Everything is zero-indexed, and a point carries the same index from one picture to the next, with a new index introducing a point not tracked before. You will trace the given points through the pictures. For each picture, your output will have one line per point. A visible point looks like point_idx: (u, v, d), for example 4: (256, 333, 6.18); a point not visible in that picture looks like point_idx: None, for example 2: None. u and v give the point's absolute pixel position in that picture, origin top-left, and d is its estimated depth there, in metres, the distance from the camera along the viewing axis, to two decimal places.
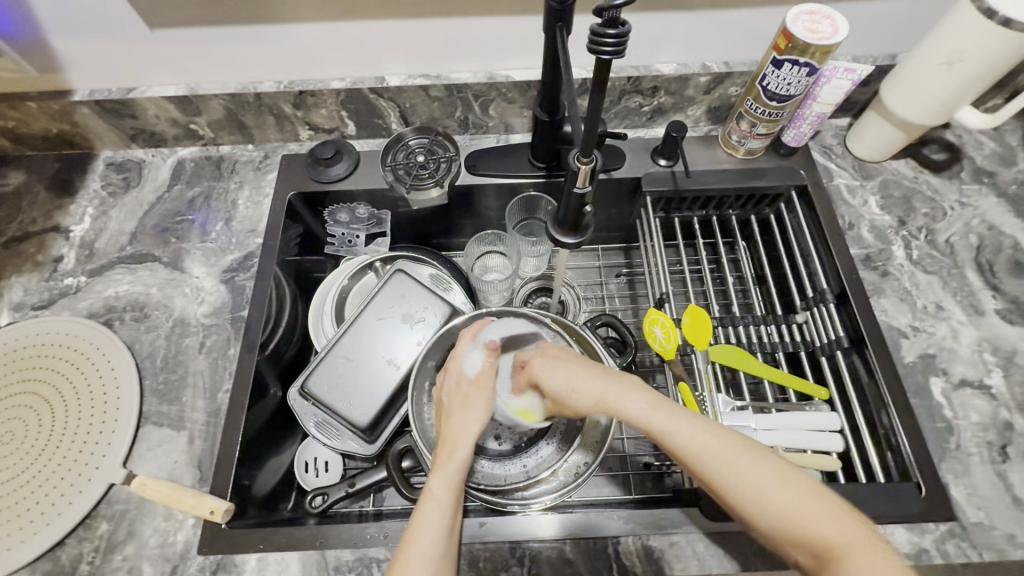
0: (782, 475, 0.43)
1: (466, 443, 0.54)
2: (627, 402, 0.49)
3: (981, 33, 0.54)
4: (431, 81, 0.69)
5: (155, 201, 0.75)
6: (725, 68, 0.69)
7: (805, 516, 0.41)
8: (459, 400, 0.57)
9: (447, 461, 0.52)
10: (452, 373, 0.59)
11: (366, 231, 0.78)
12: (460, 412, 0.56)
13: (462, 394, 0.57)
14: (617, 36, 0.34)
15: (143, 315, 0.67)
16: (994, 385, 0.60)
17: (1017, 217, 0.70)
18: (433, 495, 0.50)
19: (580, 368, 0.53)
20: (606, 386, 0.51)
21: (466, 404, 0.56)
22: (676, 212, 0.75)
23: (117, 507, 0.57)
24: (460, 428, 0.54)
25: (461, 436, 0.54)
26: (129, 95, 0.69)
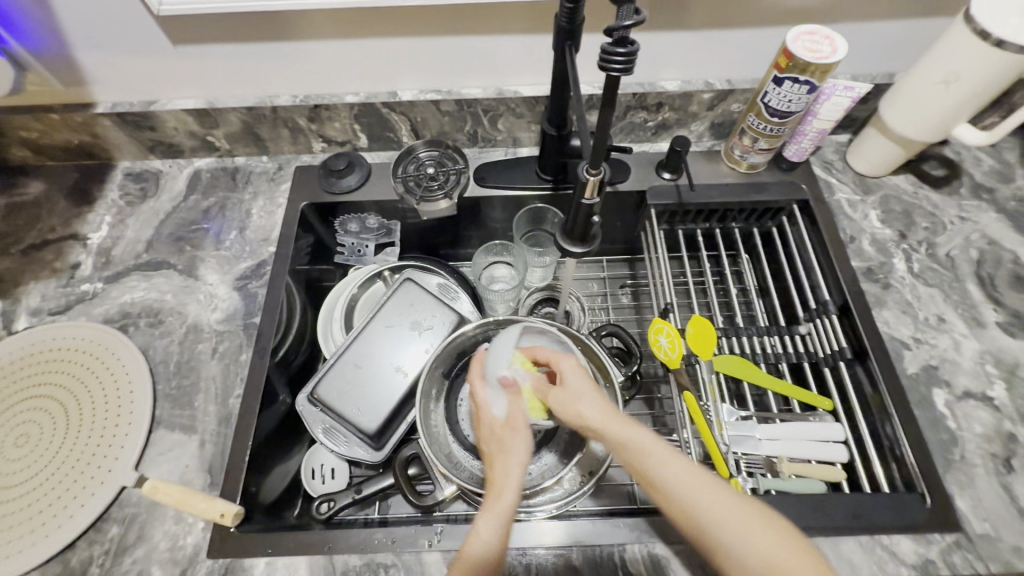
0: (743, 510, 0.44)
1: (512, 486, 0.51)
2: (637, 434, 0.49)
3: (975, 54, 0.55)
4: (442, 97, 0.72)
5: (171, 210, 0.77)
6: (727, 85, 0.71)
7: (781, 553, 0.41)
8: (497, 446, 0.56)
9: (493, 504, 0.50)
10: (484, 420, 0.58)
11: (375, 241, 0.79)
12: (499, 459, 0.55)
13: (497, 440, 0.56)
14: (625, 53, 0.36)
15: (157, 321, 0.68)
16: (997, 397, 0.60)
17: (1016, 232, 0.71)
18: (481, 539, 0.47)
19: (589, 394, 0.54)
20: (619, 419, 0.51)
21: (504, 447, 0.55)
22: (680, 225, 0.77)
23: (128, 510, 0.58)
24: (501, 470, 0.53)
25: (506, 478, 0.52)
26: (150, 108, 0.72)
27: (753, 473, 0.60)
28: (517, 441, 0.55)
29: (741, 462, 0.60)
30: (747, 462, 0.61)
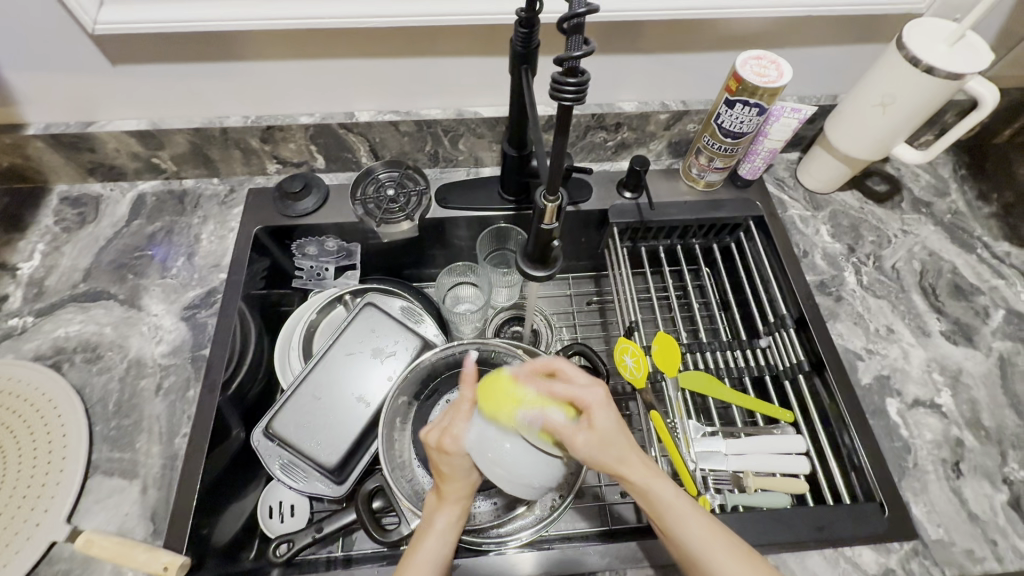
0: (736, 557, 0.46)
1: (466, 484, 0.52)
2: (636, 477, 0.48)
3: (908, 79, 0.59)
4: (400, 117, 0.71)
5: (112, 236, 0.72)
6: (682, 106, 0.73)
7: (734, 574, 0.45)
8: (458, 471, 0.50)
9: (452, 502, 0.52)
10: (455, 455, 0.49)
11: (335, 264, 0.77)
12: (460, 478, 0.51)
13: (463, 468, 0.50)
14: (576, 83, 0.35)
15: (95, 356, 0.64)
16: (944, 404, 0.63)
17: (953, 243, 0.75)
18: (437, 531, 0.51)
19: (611, 432, 0.48)
20: (626, 453, 0.48)
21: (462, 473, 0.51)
22: (642, 242, 0.78)
23: (61, 567, 0.53)
24: (467, 482, 0.52)
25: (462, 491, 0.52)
26: (88, 129, 0.68)
27: (720, 489, 0.61)
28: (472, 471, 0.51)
29: (708, 478, 0.61)
30: (715, 478, 0.62)
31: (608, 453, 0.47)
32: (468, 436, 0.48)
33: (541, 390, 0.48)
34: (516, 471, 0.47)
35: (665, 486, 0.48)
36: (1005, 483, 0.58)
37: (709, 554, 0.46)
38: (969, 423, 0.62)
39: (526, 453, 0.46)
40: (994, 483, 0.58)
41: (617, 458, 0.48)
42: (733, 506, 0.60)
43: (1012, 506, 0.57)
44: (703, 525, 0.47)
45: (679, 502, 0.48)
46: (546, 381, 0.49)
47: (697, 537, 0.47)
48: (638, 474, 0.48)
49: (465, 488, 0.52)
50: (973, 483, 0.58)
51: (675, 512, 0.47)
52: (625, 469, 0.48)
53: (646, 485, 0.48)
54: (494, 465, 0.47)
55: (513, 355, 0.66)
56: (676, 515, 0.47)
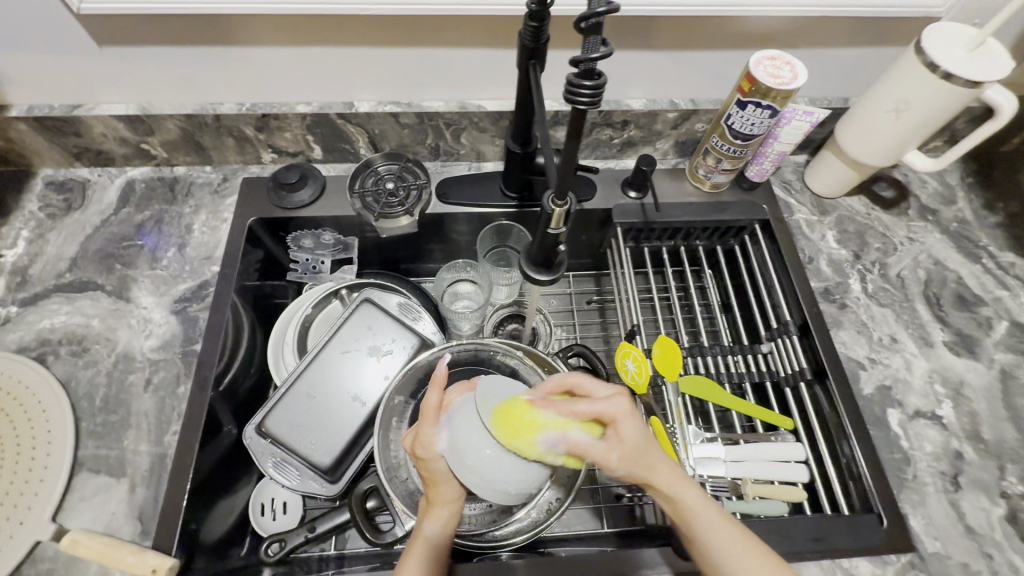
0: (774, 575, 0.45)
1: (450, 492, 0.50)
2: (681, 490, 0.47)
3: (925, 85, 0.57)
4: (401, 109, 0.68)
5: (100, 224, 0.70)
6: (691, 106, 0.71)
7: None
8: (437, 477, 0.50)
9: (440, 509, 0.51)
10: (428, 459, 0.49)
11: (332, 257, 0.75)
12: (443, 486, 0.50)
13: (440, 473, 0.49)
14: (592, 86, 0.33)
15: (81, 349, 0.62)
16: (945, 416, 0.63)
17: (959, 253, 0.74)
18: (422, 538, 0.50)
19: (648, 447, 0.46)
20: (664, 466, 0.47)
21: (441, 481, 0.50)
22: (646, 243, 0.77)
23: (45, 566, 0.52)
24: (454, 488, 0.50)
25: (448, 500, 0.51)
26: (74, 112, 0.65)
27: (718, 496, 0.60)
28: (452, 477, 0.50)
29: (706, 484, 0.60)
30: (713, 486, 0.60)
31: (641, 467, 0.46)
32: (439, 442, 0.48)
33: (560, 411, 0.45)
34: (489, 478, 0.45)
35: (705, 503, 0.47)
36: (1002, 498, 0.58)
37: (746, 567, 0.45)
38: (968, 436, 0.61)
39: (504, 461, 0.44)
40: (991, 497, 0.58)
41: (655, 471, 0.47)
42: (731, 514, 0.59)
43: (1009, 520, 0.57)
44: (738, 542, 0.46)
45: (710, 514, 0.47)
46: (566, 402, 0.46)
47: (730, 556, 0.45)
48: (679, 487, 0.47)
49: (450, 495, 0.50)
50: (970, 496, 0.58)
51: (712, 529, 0.46)
52: (669, 483, 0.47)
53: (688, 501, 0.47)
54: (470, 472, 0.45)
55: (513, 356, 0.65)
56: (715, 532, 0.46)
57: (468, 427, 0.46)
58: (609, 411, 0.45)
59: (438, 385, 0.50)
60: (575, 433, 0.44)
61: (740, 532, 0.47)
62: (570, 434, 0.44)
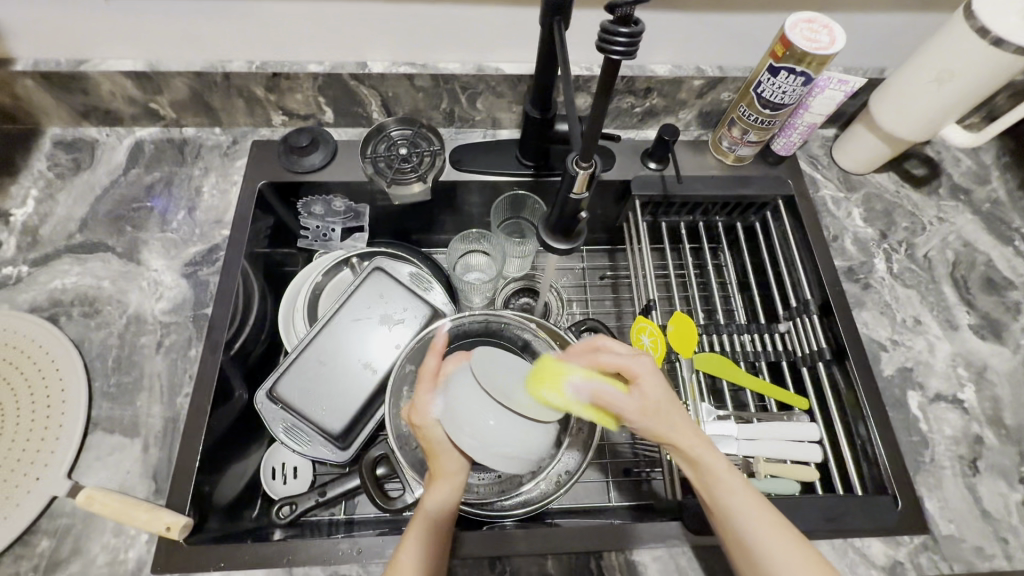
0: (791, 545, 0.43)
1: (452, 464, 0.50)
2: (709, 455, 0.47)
3: (974, 52, 0.54)
4: (416, 70, 0.65)
5: (109, 185, 0.69)
6: (719, 72, 0.68)
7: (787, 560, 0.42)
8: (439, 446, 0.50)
9: (441, 483, 0.50)
10: (423, 425, 0.50)
11: (343, 225, 0.74)
12: (444, 456, 0.50)
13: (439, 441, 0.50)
14: (628, 35, 0.31)
15: (93, 310, 0.61)
16: (966, 400, 0.61)
17: (990, 235, 0.71)
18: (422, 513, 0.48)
19: (671, 409, 0.47)
20: (693, 433, 0.47)
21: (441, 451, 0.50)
22: (664, 217, 0.75)
23: (61, 522, 0.52)
24: (456, 458, 0.50)
25: (451, 471, 0.50)
26: (80, 67, 0.63)
27: None
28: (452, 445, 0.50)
29: None
30: None
31: (666, 425, 0.47)
32: (435, 407, 0.49)
33: (586, 364, 0.49)
34: (488, 443, 0.45)
35: (728, 471, 0.46)
36: (1021, 483, 0.57)
37: (759, 534, 0.43)
38: (989, 420, 0.60)
39: (508, 424, 0.46)
40: (1010, 483, 0.57)
41: (683, 433, 0.47)
42: None
43: None
44: (756, 510, 0.44)
45: (730, 478, 0.46)
46: (594, 352, 0.49)
47: (753, 529, 0.44)
48: (704, 448, 0.47)
49: (454, 466, 0.50)
50: (989, 481, 0.57)
51: (733, 494, 0.45)
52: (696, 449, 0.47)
53: (710, 466, 0.46)
54: (469, 437, 0.45)
55: (526, 328, 0.64)
56: (735, 499, 0.45)
57: (468, 398, 0.46)
58: (636, 368, 0.48)
59: (437, 350, 0.52)
60: (603, 386, 0.47)
61: (759, 498, 0.46)
62: (595, 385, 0.47)
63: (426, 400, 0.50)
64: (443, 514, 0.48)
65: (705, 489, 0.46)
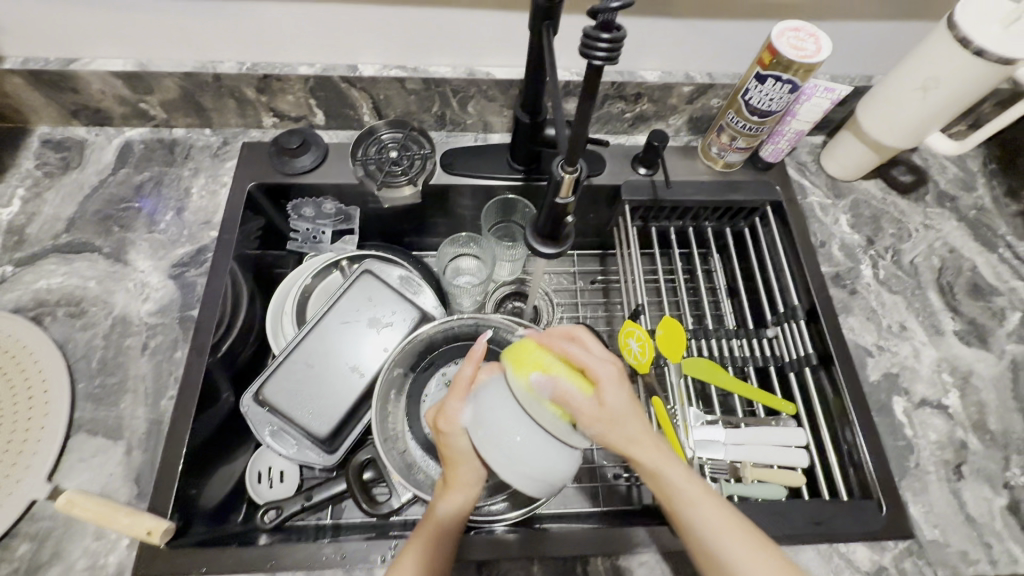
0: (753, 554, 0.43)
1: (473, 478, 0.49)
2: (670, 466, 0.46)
3: (957, 62, 0.55)
4: (407, 74, 0.66)
5: (97, 185, 0.68)
6: (708, 79, 0.69)
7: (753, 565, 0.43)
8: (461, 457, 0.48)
9: (457, 494, 0.49)
10: (451, 434, 0.47)
11: (333, 227, 0.73)
12: (462, 465, 0.49)
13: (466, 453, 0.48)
14: (610, 41, 0.31)
15: (78, 311, 0.61)
16: (951, 405, 0.62)
17: (975, 241, 0.72)
18: (434, 525, 0.48)
19: (629, 416, 0.45)
20: (650, 440, 0.46)
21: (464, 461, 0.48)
22: (653, 222, 0.75)
23: (41, 525, 0.52)
24: (477, 469, 0.49)
25: (471, 482, 0.49)
26: (69, 67, 0.63)
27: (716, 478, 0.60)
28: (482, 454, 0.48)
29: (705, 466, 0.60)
30: (712, 467, 0.60)
31: (621, 432, 0.44)
32: (463, 415, 0.47)
33: (563, 356, 0.45)
34: (512, 458, 0.43)
35: (688, 477, 0.46)
36: (1005, 488, 0.57)
37: (719, 539, 0.44)
38: (974, 425, 0.60)
39: (540, 446, 0.43)
40: (994, 487, 0.57)
41: (637, 441, 0.46)
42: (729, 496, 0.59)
43: (1010, 510, 0.56)
44: (718, 517, 0.45)
45: (689, 486, 0.46)
46: (563, 341, 0.46)
47: (717, 536, 0.44)
48: (661, 458, 0.46)
49: (471, 479, 0.49)
50: (973, 486, 0.57)
51: (693, 501, 0.45)
52: (660, 463, 0.46)
53: (671, 474, 0.46)
54: (491, 448, 0.44)
55: (514, 333, 0.64)
56: (696, 507, 0.45)
57: (499, 412, 0.44)
58: (602, 367, 0.45)
59: (474, 357, 0.49)
60: (569, 385, 0.43)
61: (712, 496, 0.46)
62: (560, 378, 0.43)
63: (451, 406, 0.47)
64: (453, 525, 0.48)
65: (667, 498, 0.46)
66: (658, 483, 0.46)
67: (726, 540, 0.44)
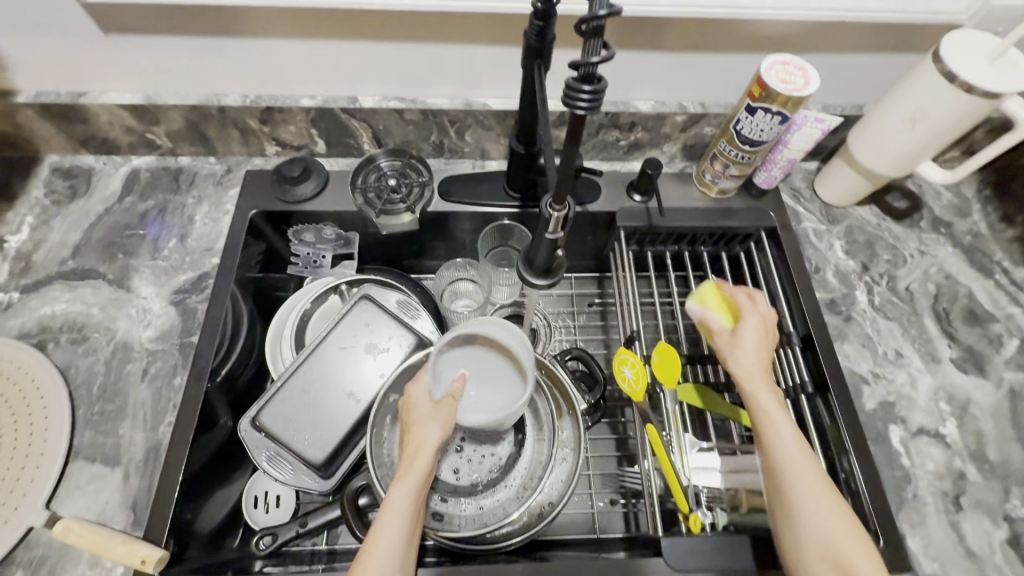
0: (835, 524, 0.46)
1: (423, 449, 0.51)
2: (784, 431, 0.50)
3: (945, 95, 0.56)
4: (405, 105, 0.67)
5: (104, 212, 0.70)
6: (700, 109, 0.70)
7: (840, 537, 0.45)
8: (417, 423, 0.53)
9: (406, 470, 0.50)
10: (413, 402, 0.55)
11: (333, 251, 0.75)
12: (417, 431, 0.53)
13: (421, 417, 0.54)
14: (591, 92, 0.32)
15: (81, 337, 0.62)
16: (949, 434, 0.61)
17: (971, 268, 0.72)
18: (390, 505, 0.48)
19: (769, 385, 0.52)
20: (775, 401, 0.52)
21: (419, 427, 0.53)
22: (649, 247, 0.75)
23: (37, 552, 0.52)
24: (422, 439, 0.52)
25: (420, 450, 0.51)
26: (79, 100, 0.65)
27: (712, 506, 0.60)
28: (443, 417, 0.53)
29: (701, 494, 0.60)
30: (708, 495, 0.61)
31: (769, 394, 0.52)
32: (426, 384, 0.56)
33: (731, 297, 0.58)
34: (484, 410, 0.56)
35: (802, 447, 0.49)
36: (1005, 520, 0.57)
37: (817, 504, 0.46)
38: (973, 455, 0.60)
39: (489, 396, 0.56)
40: (994, 519, 0.57)
41: (775, 405, 0.51)
42: (726, 526, 0.59)
43: (1010, 544, 0.55)
44: (824, 495, 0.47)
45: (803, 455, 0.49)
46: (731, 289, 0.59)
47: (812, 501, 0.47)
48: (783, 421, 0.50)
49: (421, 449, 0.51)
50: (972, 518, 0.57)
51: (799, 467, 0.48)
52: (782, 423, 0.50)
53: (787, 432, 0.50)
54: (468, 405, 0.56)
55: None
56: (801, 471, 0.48)
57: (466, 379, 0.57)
58: (755, 332, 0.55)
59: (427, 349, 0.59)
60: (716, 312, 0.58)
61: (823, 483, 0.48)
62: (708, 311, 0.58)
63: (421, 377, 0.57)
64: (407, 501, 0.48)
65: (775, 450, 0.49)
66: (772, 470, 0.49)
67: (819, 507, 0.46)
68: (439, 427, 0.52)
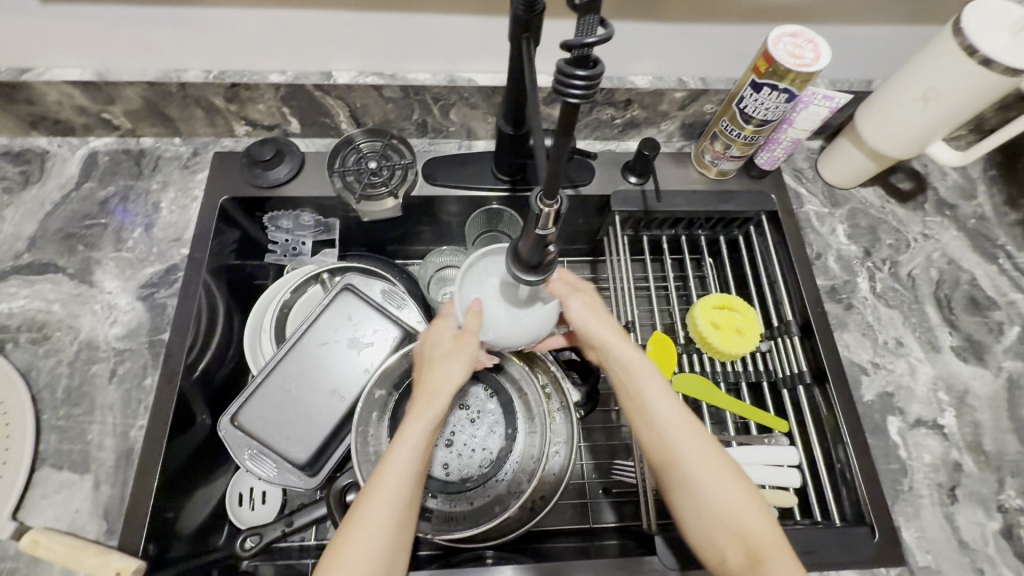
0: (735, 494, 0.44)
1: (446, 386, 0.49)
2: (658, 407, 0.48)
3: (961, 72, 0.52)
4: (384, 81, 0.62)
5: (61, 200, 0.65)
6: (701, 85, 0.65)
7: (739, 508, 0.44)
8: (439, 355, 0.50)
9: (423, 408, 0.48)
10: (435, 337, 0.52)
11: (313, 238, 0.71)
12: (440, 365, 0.50)
13: (444, 352, 0.50)
14: (585, 77, 0.28)
15: (42, 337, 0.58)
16: (947, 425, 0.60)
17: (975, 252, 0.70)
18: (404, 441, 0.46)
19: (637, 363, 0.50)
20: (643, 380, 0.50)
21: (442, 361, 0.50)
22: (646, 232, 0.72)
23: (8, 564, 0.50)
24: (443, 374, 0.49)
25: (442, 386, 0.49)
26: (22, 77, 0.59)
27: None
28: (464, 356, 0.49)
29: None
30: None
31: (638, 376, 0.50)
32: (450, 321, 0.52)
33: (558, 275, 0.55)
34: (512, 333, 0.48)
35: (689, 423, 0.47)
36: (999, 512, 0.56)
37: (710, 481, 0.45)
38: (969, 446, 0.59)
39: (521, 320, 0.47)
40: (987, 511, 0.56)
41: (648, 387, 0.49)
42: None
43: (1003, 535, 0.55)
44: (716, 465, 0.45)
45: (682, 425, 0.47)
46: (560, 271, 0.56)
47: (704, 476, 0.45)
48: (659, 398, 0.48)
49: (442, 385, 0.49)
50: (966, 510, 0.56)
51: (679, 445, 0.46)
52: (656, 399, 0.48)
53: (663, 410, 0.48)
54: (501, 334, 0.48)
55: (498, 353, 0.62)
56: (686, 450, 0.46)
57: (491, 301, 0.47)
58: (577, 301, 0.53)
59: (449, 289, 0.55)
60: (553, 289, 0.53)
61: (709, 445, 0.46)
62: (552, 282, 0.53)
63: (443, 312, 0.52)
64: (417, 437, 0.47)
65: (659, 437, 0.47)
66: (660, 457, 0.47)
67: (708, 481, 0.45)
68: (463, 365, 0.49)
